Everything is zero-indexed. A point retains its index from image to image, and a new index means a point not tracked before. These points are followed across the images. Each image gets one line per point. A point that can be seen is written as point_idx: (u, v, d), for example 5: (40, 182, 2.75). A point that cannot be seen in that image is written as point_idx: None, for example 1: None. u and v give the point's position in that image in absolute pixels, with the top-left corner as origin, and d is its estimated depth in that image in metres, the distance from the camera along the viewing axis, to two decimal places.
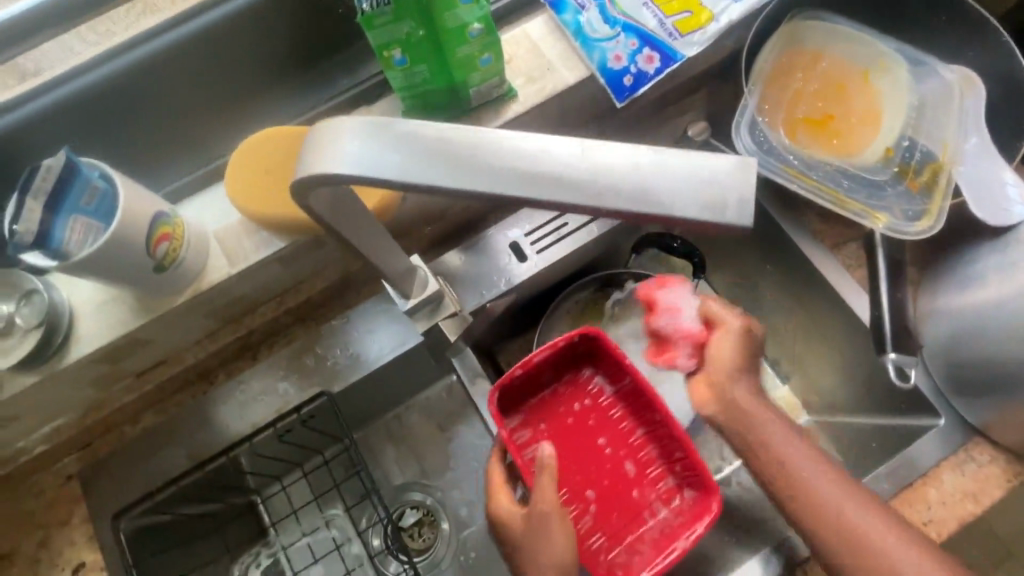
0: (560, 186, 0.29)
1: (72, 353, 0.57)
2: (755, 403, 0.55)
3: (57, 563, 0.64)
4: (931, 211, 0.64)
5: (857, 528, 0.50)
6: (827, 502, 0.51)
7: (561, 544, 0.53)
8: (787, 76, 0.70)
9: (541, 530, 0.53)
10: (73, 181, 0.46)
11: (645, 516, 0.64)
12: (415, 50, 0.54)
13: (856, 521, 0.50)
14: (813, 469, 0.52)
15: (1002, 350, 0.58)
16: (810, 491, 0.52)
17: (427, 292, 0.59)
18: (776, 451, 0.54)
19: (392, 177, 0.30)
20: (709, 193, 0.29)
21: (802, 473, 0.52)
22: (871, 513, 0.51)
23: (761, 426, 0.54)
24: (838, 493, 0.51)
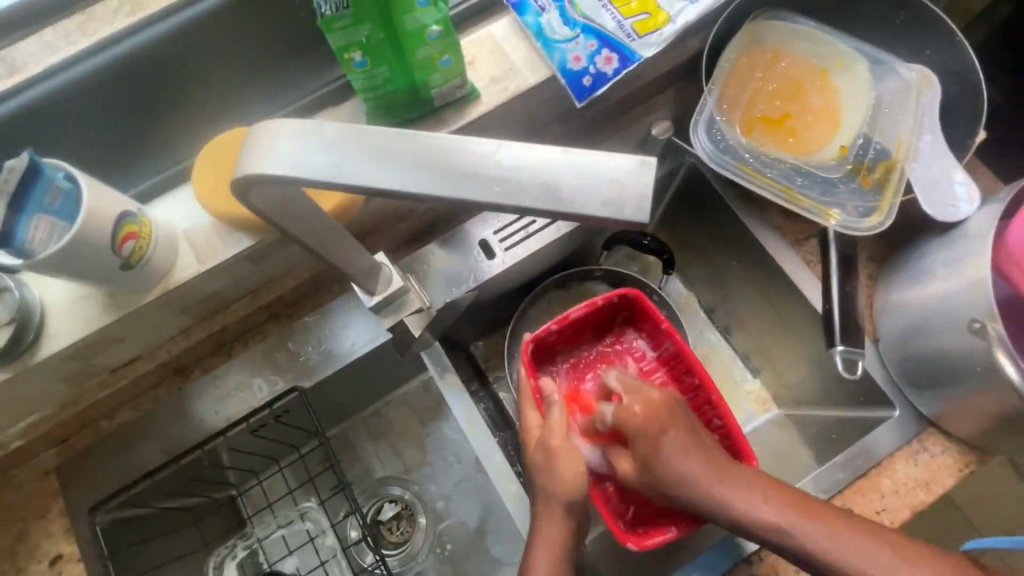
0: (475, 183, 0.32)
1: (43, 348, 0.59)
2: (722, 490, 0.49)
3: (35, 555, 0.66)
4: (881, 208, 0.66)
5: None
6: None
7: (572, 475, 0.55)
8: (748, 75, 0.72)
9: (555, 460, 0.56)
10: (37, 181, 0.48)
11: None
12: (375, 51, 0.54)
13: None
14: (819, 538, 0.45)
15: (947, 343, 0.59)
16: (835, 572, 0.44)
17: (391, 289, 0.60)
18: (774, 538, 0.46)
19: (320, 176, 0.31)
20: (610, 191, 0.31)
21: (812, 550, 0.45)
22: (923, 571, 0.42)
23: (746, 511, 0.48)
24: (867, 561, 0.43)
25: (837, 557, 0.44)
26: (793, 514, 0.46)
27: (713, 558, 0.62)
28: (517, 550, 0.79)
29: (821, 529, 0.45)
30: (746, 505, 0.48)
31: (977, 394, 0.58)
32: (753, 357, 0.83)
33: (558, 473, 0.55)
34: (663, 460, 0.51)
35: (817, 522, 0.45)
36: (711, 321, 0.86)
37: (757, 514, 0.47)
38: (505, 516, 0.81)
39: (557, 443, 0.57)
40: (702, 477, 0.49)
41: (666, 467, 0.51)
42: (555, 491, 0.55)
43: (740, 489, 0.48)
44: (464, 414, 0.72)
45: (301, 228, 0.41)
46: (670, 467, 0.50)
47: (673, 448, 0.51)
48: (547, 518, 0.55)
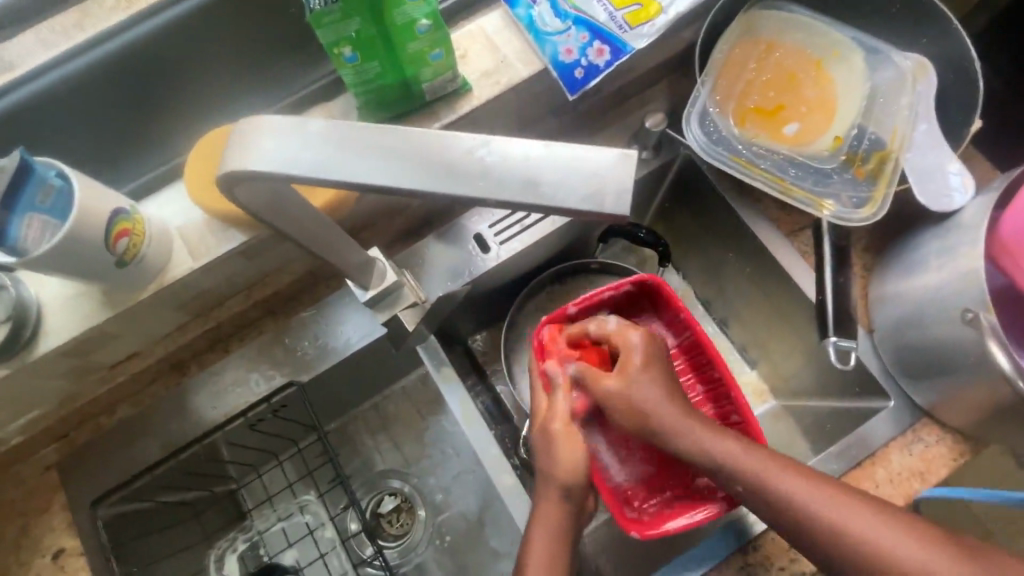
0: (459, 178, 0.32)
1: (40, 345, 0.59)
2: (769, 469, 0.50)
3: (38, 548, 0.67)
4: (875, 199, 0.65)
5: (878, 548, 0.45)
6: (828, 523, 0.47)
7: (571, 457, 0.56)
8: (742, 65, 0.71)
9: (551, 437, 0.57)
10: (29, 179, 0.48)
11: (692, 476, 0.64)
12: (365, 46, 0.54)
13: (878, 541, 0.45)
14: (800, 488, 0.48)
15: (941, 334, 0.59)
16: (809, 522, 0.47)
17: (385, 283, 0.60)
18: (756, 483, 0.49)
19: (303, 173, 0.31)
20: (592, 185, 0.31)
21: (789, 499, 0.48)
22: (889, 528, 0.46)
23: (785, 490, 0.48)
24: (842, 515, 0.47)
25: (816, 509, 0.47)
26: (778, 466, 0.50)
27: (709, 547, 0.63)
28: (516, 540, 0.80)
29: (803, 484, 0.48)
30: (727, 446, 0.52)
31: (969, 384, 0.58)
32: (750, 349, 0.83)
33: (557, 458, 0.56)
34: (638, 391, 0.55)
35: (797, 476, 0.49)
36: (709, 313, 0.86)
37: (753, 466, 0.51)
38: (503, 508, 0.82)
39: (557, 417, 0.58)
40: (680, 413, 0.54)
41: (640, 389, 0.55)
42: (557, 476, 0.56)
43: (716, 432, 0.53)
44: (460, 408, 0.72)
45: (288, 224, 0.41)
46: (642, 394, 0.55)
47: (648, 381, 0.56)
48: (546, 500, 0.56)
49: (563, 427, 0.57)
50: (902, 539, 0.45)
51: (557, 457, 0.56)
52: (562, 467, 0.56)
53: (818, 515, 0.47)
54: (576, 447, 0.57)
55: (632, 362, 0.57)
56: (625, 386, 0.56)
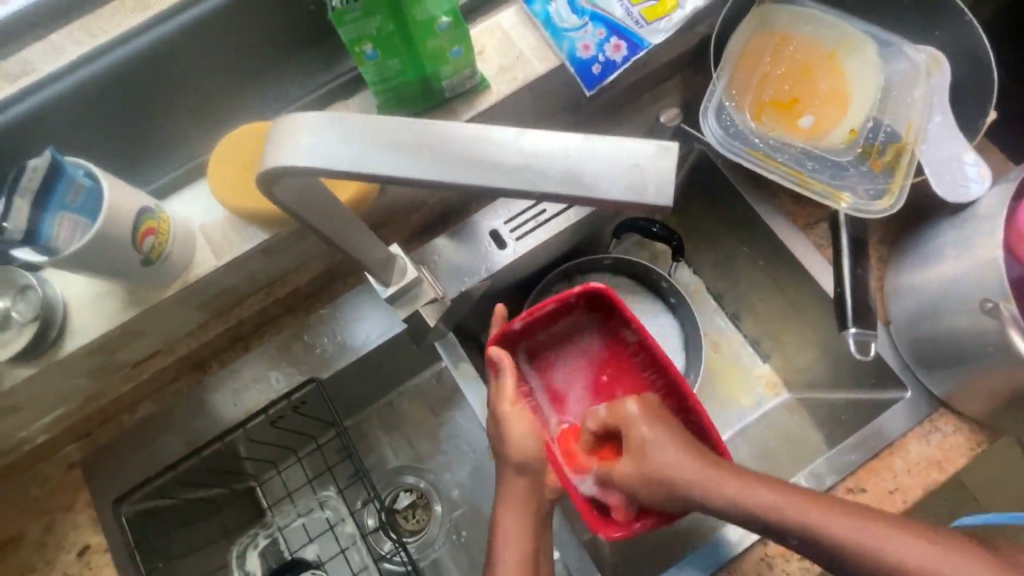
0: (500, 172, 0.32)
1: (67, 344, 0.60)
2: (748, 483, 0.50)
3: (64, 545, 0.68)
4: (893, 190, 0.66)
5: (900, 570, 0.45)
6: (870, 556, 0.46)
7: (523, 436, 0.58)
8: (756, 59, 0.72)
9: (504, 423, 0.59)
10: (59, 179, 0.49)
11: None
12: (386, 45, 0.55)
13: (913, 562, 0.45)
14: (827, 520, 0.47)
15: (960, 324, 0.60)
16: (846, 556, 0.47)
17: (406, 279, 0.61)
18: (797, 528, 0.48)
19: (346, 167, 0.32)
20: (632, 176, 0.32)
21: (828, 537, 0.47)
22: (926, 548, 0.45)
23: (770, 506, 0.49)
24: (877, 542, 0.46)
25: (851, 540, 0.47)
26: (807, 504, 0.48)
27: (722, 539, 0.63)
28: None
29: (837, 517, 0.47)
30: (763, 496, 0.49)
31: (988, 373, 0.58)
32: (763, 343, 0.83)
33: (510, 438, 0.58)
34: (649, 457, 0.52)
35: (830, 512, 0.48)
36: (721, 307, 0.86)
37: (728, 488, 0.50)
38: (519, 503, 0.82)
39: (507, 404, 0.59)
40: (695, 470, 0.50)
41: (659, 455, 0.52)
42: (510, 455, 0.58)
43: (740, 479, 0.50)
44: (478, 403, 0.73)
45: (318, 220, 0.42)
46: (657, 460, 0.52)
47: (662, 447, 0.52)
48: (508, 482, 0.58)
49: (512, 409, 0.59)
50: (941, 556, 0.45)
51: (506, 434, 0.59)
52: (515, 444, 0.58)
53: (859, 550, 0.46)
54: (527, 429, 0.59)
55: (635, 435, 0.54)
56: (638, 467, 0.53)
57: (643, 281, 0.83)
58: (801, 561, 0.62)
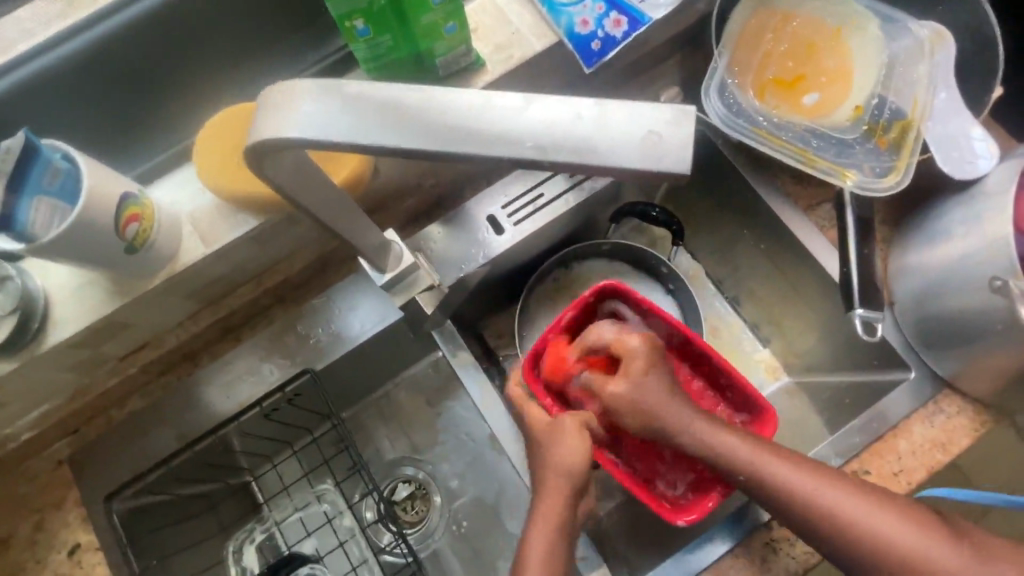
0: (504, 141, 0.31)
1: (50, 337, 0.58)
2: (754, 445, 0.51)
3: (53, 544, 0.66)
4: (899, 167, 0.64)
5: (879, 541, 0.47)
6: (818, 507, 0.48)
7: (575, 450, 0.54)
8: (758, 37, 0.70)
9: (555, 433, 0.56)
10: (35, 162, 0.46)
11: None
12: (377, 20, 0.52)
13: (859, 519, 0.47)
14: (784, 470, 0.50)
15: (966, 304, 0.59)
16: (814, 514, 0.48)
17: (402, 265, 0.59)
18: (777, 487, 0.49)
19: (340, 138, 0.31)
20: (647, 141, 0.30)
21: (779, 484, 0.49)
22: (875, 509, 0.48)
23: (772, 468, 0.50)
24: (830, 497, 0.48)
25: (804, 490, 0.49)
26: (769, 453, 0.51)
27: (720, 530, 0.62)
28: None
29: (796, 470, 0.50)
30: (728, 440, 0.52)
31: (994, 351, 0.58)
32: (762, 327, 0.82)
33: (562, 454, 0.54)
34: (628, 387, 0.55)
35: (788, 462, 0.50)
36: (721, 292, 0.84)
37: (733, 445, 0.52)
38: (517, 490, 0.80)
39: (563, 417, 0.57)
40: (684, 411, 0.54)
41: (649, 389, 0.55)
42: (559, 463, 0.54)
43: (715, 425, 0.53)
44: (478, 392, 0.72)
45: (314, 203, 0.40)
46: (641, 388, 0.55)
47: (654, 380, 0.55)
48: (552, 492, 0.53)
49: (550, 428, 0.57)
50: (889, 520, 0.47)
51: (558, 452, 0.55)
52: (553, 462, 0.54)
53: (807, 500, 0.48)
54: (573, 442, 0.55)
55: (633, 365, 0.56)
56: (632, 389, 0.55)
57: (643, 266, 0.82)
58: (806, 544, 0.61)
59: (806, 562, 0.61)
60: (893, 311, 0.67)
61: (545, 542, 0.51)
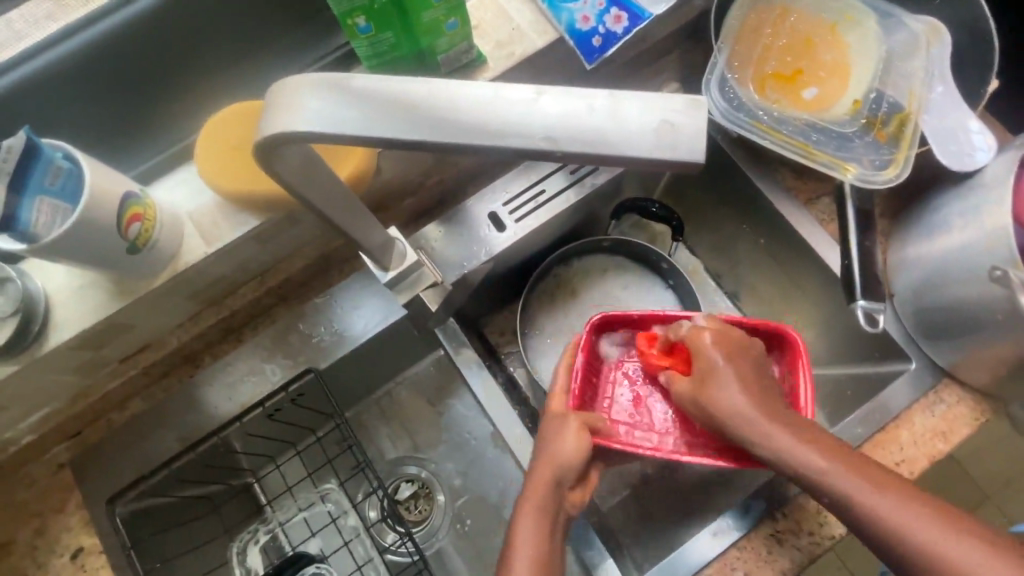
0: (516, 131, 0.31)
1: (50, 339, 0.57)
2: (841, 468, 0.45)
3: (56, 549, 0.65)
4: (898, 160, 0.65)
5: None
6: (892, 533, 0.42)
7: (575, 444, 0.54)
8: (756, 33, 0.71)
9: (559, 427, 0.56)
10: (37, 161, 0.46)
11: None
12: (379, 17, 0.52)
13: (947, 553, 0.41)
14: (856, 488, 0.44)
15: (965, 295, 0.60)
16: (905, 549, 0.42)
17: (406, 263, 0.58)
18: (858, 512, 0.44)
19: (351, 131, 0.31)
20: (660, 131, 0.30)
21: (864, 510, 0.43)
22: (980, 553, 0.40)
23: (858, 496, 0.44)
24: (914, 525, 0.42)
25: (880, 515, 0.43)
26: (859, 476, 0.44)
27: (726, 524, 0.62)
28: None
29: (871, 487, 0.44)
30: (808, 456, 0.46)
31: (994, 341, 0.58)
32: None
33: (563, 445, 0.54)
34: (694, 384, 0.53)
35: (863, 480, 0.44)
36: (720, 287, 0.84)
37: (818, 463, 0.45)
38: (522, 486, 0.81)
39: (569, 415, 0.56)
40: (752, 416, 0.48)
41: (723, 387, 0.50)
42: (557, 457, 0.53)
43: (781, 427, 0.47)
44: (482, 389, 0.72)
45: (322, 199, 0.40)
46: (710, 386, 0.51)
47: (729, 382, 0.51)
48: (540, 471, 0.53)
49: (558, 417, 0.57)
50: (988, 563, 0.40)
51: (560, 445, 0.54)
52: (547, 456, 0.54)
53: (884, 525, 0.43)
54: (573, 439, 0.54)
55: (705, 363, 0.53)
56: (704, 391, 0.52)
57: (644, 262, 0.82)
58: (811, 536, 0.62)
59: (812, 553, 0.62)
60: (892, 303, 0.68)
61: (534, 535, 0.49)
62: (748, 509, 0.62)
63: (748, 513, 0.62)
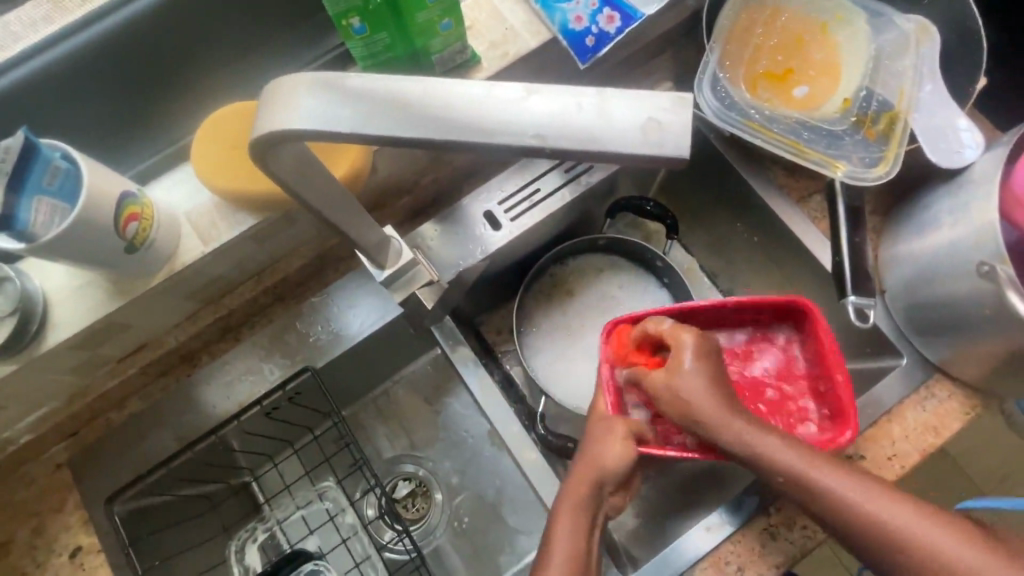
0: (506, 129, 0.31)
1: (49, 338, 0.58)
2: (802, 456, 0.47)
3: (54, 548, 0.65)
4: (887, 157, 0.66)
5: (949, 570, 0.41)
6: (877, 529, 0.43)
7: (616, 453, 0.53)
8: (747, 32, 0.71)
9: (602, 433, 0.55)
10: (34, 162, 0.46)
11: (783, 361, 0.64)
12: (373, 18, 0.53)
13: (912, 537, 0.42)
14: (837, 483, 0.45)
15: (953, 291, 0.60)
16: (867, 535, 0.44)
17: (401, 262, 0.59)
18: (823, 500, 0.45)
19: (345, 129, 0.32)
20: (647, 128, 0.31)
21: (828, 497, 0.45)
22: (942, 535, 0.42)
23: (818, 482, 0.46)
24: (896, 519, 0.43)
25: (861, 508, 0.44)
26: (820, 464, 0.46)
27: (721, 521, 0.63)
28: (533, 519, 0.80)
29: (850, 482, 0.45)
30: (769, 445, 0.48)
31: (982, 337, 0.59)
32: None
33: (602, 454, 0.53)
34: (667, 381, 0.52)
35: (842, 476, 0.46)
36: (715, 285, 0.85)
37: (780, 453, 0.47)
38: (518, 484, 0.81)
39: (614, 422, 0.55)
40: (722, 411, 0.50)
41: (689, 380, 0.51)
42: (597, 465, 0.53)
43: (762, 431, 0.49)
44: (478, 387, 0.72)
45: (317, 198, 0.41)
46: (684, 382, 0.51)
47: (696, 375, 0.51)
48: (577, 478, 0.53)
49: (603, 423, 0.56)
50: (950, 545, 0.41)
51: (600, 454, 0.54)
52: (590, 458, 0.54)
53: (868, 520, 0.44)
54: (618, 445, 0.54)
55: (680, 358, 0.53)
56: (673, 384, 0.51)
57: (639, 260, 0.83)
58: (804, 530, 0.62)
59: (805, 547, 0.62)
60: (883, 299, 0.69)
61: (569, 541, 0.50)
62: (742, 504, 0.63)
63: (742, 509, 0.63)
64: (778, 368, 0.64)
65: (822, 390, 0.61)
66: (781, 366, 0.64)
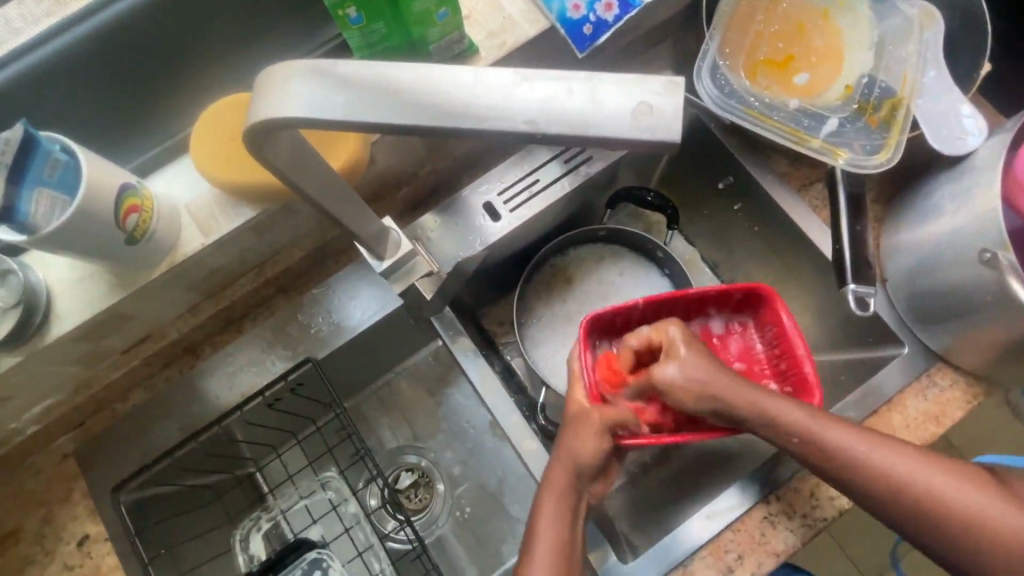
0: (497, 114, 0.31)
1: (52, 330, 0.58)
2: (813, 414, 0.51)
3: (62, 536, 0.66)
4: (889, 144, 0.65)
5: (948, 505, 0.47)
6: (888, 478, 0.48)
7: (589, 442, 0.53)
8: (748, 19, 0.71)
9: (576, 425, 0.55)
10: (33, 154, 0.47)
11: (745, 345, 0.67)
12: (370, 7, 0.53)
13: (912, 480, 0.48)
14: (850, 441, 0.50)
15: (955, 279, 0.60)
16: (875, 481, 0.49)
17: (400, 252, 0.59)
18: (835, 454, 0.49)
19: (337, 116, 0.32)
20: (640, 112, 0.31)
21: (841, 451, 0.49)
22: (937, 474, 0.48)
23: (832, 438, 0.50)
24: (899, 467, 0.48)
25: (869, 460, 0.49)
26: (829, 420, 0.51)
27: (723, 510, 0.63)
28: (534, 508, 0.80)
29: (857, 438, 0.50)
30: (783, 407, 0.52)
31: (985, 324, 0.59)
32: None
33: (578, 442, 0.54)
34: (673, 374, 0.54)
35: (848, 430, 0.50)
36: (716, 275, 0.85)
37: (796, 416, 0.51)
38: (519, 473, 0.82)
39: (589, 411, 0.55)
40: (736, 383, 0.53)
41: (697, 369, 0.54)
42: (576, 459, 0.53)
43: (774, 395, 0.52)
44: (479, 377, 0.72)
45: (314, 188, 0.41)
46: (693, 374, 0.53)
47: (702, 364, 0.54)
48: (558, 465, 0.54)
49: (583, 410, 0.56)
50: (944, 483, 0.47)
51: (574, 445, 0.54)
52: (567, 449, 0.54)
53: (877, 471, 0.49)
54: (592, 436, 0.54)
55: (675, 352, 0.55)
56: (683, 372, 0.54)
57: (640, 250, 0.83)
58: (803, 518, 0.63)
59: (804, 535, 0.62)
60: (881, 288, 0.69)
61: (553, 530, 0.51)
62: (741, 494, 0.63)
63: (743, 498, 0.63)
64: (739, 352, 0.66)
65: (784, 368, 0.63)
66: (741, 349, 0.67)
